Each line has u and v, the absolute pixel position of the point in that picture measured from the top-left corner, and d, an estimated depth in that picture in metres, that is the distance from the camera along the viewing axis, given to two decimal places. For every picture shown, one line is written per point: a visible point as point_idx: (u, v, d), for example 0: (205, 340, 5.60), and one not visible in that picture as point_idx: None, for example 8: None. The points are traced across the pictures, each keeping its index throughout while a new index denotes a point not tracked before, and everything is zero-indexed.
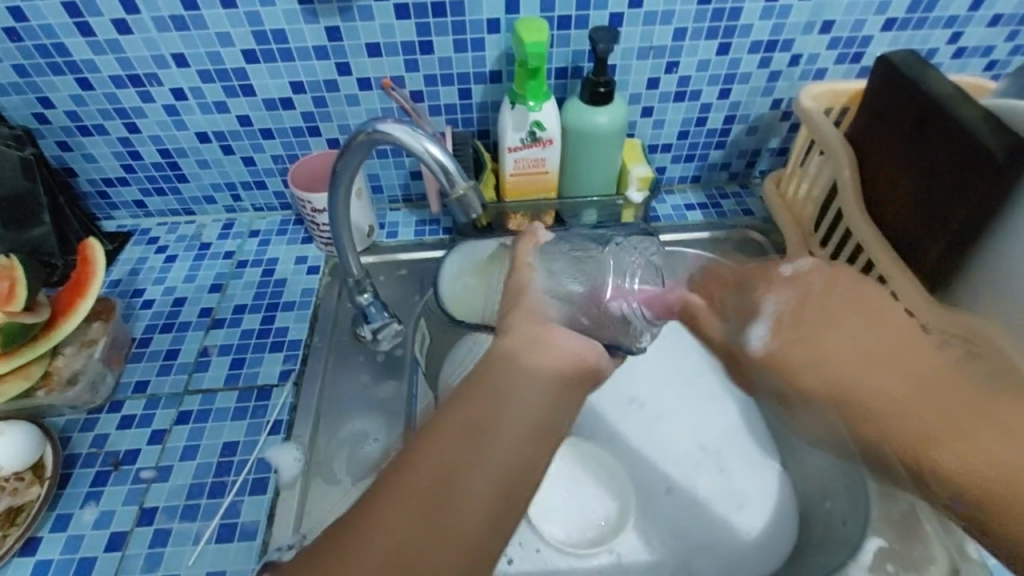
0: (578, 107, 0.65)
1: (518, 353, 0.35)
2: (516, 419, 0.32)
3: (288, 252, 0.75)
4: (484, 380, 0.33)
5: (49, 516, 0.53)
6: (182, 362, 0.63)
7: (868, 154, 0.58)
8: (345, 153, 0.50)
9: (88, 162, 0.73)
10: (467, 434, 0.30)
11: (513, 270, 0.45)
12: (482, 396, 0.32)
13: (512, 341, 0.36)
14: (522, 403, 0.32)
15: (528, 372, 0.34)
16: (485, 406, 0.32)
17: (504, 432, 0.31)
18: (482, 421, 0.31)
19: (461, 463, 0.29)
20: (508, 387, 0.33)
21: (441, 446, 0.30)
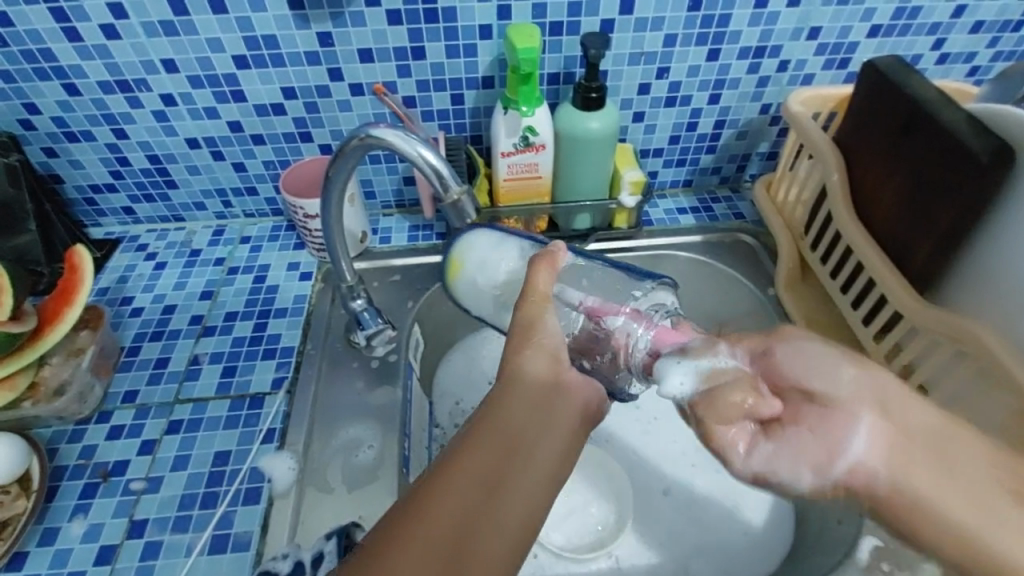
0: (571, 113, 0.65)
1: (538, 389, 0.38)
2: (531, 466, 0.35)
3: (279, 258, 0.74)
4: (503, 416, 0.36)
5: (36, 529, 0.51)
6: (173, 371, 0.63)
7: (856, 158, 0.59)
8: (337, 159, 0.50)
9: (74, 168, 0.72)
10: (487, 479, 0.33)
11: (524, 299, 0.42)
12: (500, 442, 0.35)
13: (528, 372, 0.38)
14: (536, 452, 0.35)
15: (543, 412, 0.37)
16: (503, 454, 0.34)
17: (519, 477, 0.34)
18: (501, 467, 0.34)
19: (481, 504, 0.32)
20: (525, 435, 0.36)
21: (463, 489, 0.33)
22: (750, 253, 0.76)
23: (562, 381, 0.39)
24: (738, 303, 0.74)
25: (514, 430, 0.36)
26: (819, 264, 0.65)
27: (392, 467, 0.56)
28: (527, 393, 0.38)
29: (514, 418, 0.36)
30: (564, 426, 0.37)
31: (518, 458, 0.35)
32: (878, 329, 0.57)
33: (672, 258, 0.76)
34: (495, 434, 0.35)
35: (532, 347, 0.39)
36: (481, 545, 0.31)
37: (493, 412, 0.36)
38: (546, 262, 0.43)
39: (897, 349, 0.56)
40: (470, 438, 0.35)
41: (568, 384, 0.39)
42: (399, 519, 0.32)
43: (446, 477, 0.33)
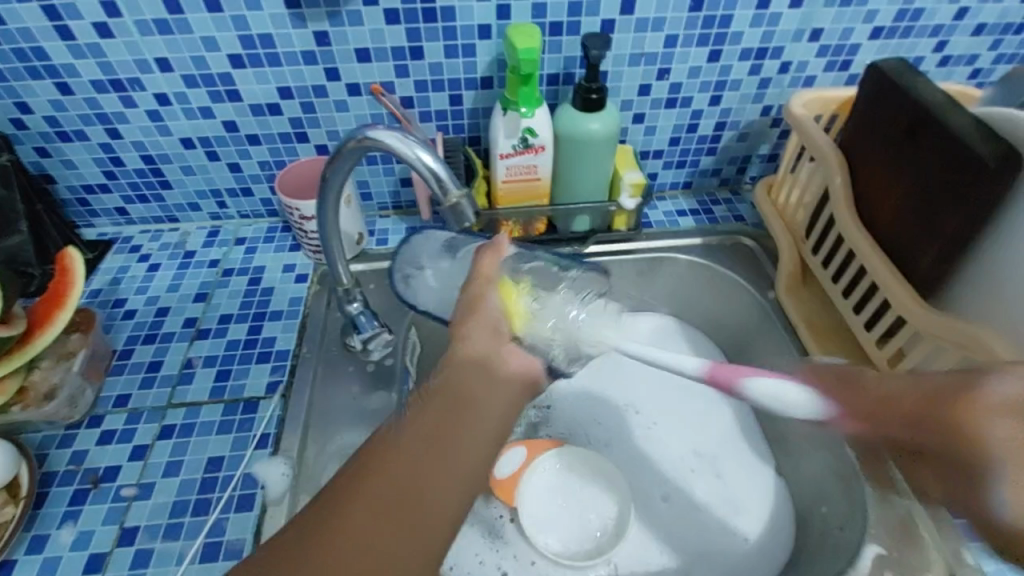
0: (571, 114, 0.64)
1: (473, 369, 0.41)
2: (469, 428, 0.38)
3: (275, 260, 0.73)
4: (446, 389, 0.40)
5: (24, 537, 0.51)
6: (166, 374, 0.62)
7: (859, 161, 0.58)
8: (333, 161, 0.49)
9: (67, 168, 0.71)
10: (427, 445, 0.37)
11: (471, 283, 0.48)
12: (448, 403, 0.39)
13: (465, 347, 0.43)
14: (479, 411, 0.39)
15: (478, 383, 0.41)
16: (449, 413, 0.38)
17: (464, 434, 0.38)
18: (449, 423, 0.38)
19: (427, 463, 0.36)
20: (468, 395, 0.40)
21: (413, 447, 0.36)
22: (751, 256, 0.75)
23: (502, 351, 0.44)
24: (737, 307, 0.74)
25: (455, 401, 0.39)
26: (821, 269, 0.64)
27: None
28: (466, 364, 0.41)
29: (457, 383, 0.40)
30: (504, 389, 0.42)
31: (463, 415, 0.39)
32: (880, 335, 0.57)
33: (673, 261, 0.75)
34: (440, 396, 0.39)
35: (473, 324, 0.45)
36: (428, 501, 0.35)
37: (441, 377, 0.41)
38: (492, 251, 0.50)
39: (900, 356, 0.55)
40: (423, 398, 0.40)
41: (507, 354, 0.44)
42: (349, 485, 0.35)
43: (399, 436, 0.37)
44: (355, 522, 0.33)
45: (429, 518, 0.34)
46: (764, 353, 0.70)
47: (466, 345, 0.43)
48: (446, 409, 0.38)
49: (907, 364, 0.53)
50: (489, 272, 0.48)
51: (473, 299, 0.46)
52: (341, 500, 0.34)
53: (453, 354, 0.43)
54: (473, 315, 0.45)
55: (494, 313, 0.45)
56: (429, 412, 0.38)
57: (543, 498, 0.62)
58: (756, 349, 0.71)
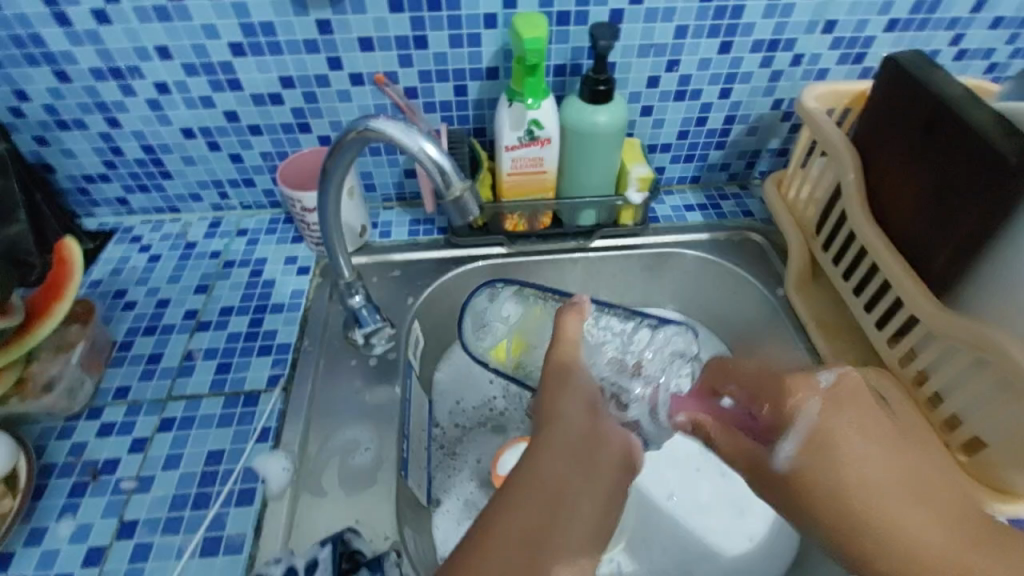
0: (578, 105, 0.63)
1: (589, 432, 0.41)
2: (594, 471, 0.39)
3: (277, 252, 0.73)
4: (566, 439, 0.40)
5: (22, 529, 0.50)
6: (166, 367, 0.61)
7: (873, 155, 0.57)
8: (335, 152, 0.48)
9: (67, 157, 0.70)
10: (546, 493, 0.37)
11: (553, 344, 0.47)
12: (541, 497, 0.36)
13: (565, 409, 0.42)
14: (603, 461, 0.40)
15: (587, 438, 0.41)
16: (547, 501, 0.36)
17: (563, 551, 0.35)
18: (543, 531, 0.35)
19: (546, 508, 0.36)
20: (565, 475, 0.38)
21: (507, 548, 0.34)
22: (759, 251, 0.74)
23: (600, 426, 0.42)
24: (746, 304, 0.73)
25: (579, 446, 0.40)
26: (831, 266, 0.63)
27: (391, 470, 0.55)
28: (567, 438, 0.40)
29: (552, 470, 0.38)
30: (613, 452, 0.41)
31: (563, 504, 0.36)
32: (892, 334, 0.56)
33: (680, 257, 0.74)
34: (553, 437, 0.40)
35: (567, 396, 0.43)
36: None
37: (535, 461, 0.39)
38: (573, 312, 0.47)
39: (912, 355, 0.54)
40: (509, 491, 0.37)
41: (605, 425, 0.42)
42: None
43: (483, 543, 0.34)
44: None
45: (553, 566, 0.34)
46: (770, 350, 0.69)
47: (562, 422, 0.41)
48: (560, 456, 0.39)
49: (919, 365, 0.52)
50: (571, 333, 0.46)
51: (560, 366, 0.45)
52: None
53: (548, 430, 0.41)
54: (570, 378, 0.44)
55: (587, 388, 0.44)
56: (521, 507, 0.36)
57: None
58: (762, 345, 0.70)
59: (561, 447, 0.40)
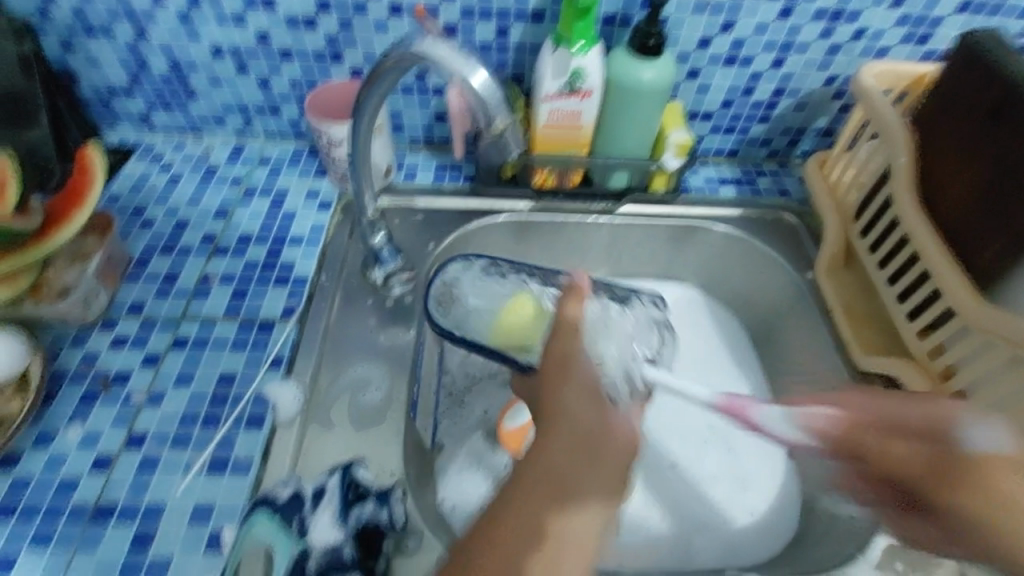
0: (625, 59, 0.60)
1: (590, 441, 0.38)
2: (595, 476, 0.37)
3: (299, 184, 0.71)
4: (560, 441, 0.38)
5: (32, 431, 0.50)
6: (182, 287, 0.60)
7: (932, 140, 0.54)
8: (368, 83, 0.47)
9: (90, 65, 0.68)
10: (540, 504, 0.36)
11: (556, 332, 0.43)
12: (535, 517, 0.35)
13: (565, 415, 0.39)
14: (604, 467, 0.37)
15: (590, 448, 0.38)
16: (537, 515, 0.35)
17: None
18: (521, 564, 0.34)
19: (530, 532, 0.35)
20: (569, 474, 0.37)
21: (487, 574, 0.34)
22: (791, 234, 0.72)
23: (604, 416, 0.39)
24: (771, 285, 0.71)
25: (578, 446, 0.38)
26: (867, 253, 0.61)
27: (400, 409, 0.54)
28: (567, 437, 0.38)
29: (543, 472, 0.36)
30: (613, 460, 0.38)
31: (565, 513, 0.35)
32: (924, 326, 0.54)
33: (709, 231, 0.72)
34: (551, 442, 0.38)
35: (567, 388, 0.40)
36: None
37: (531, 461, 0.37)
38: (574, 293, 0.44)
39: (941, 349, 0.53)
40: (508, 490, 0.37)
41: (611, 424, 0.39)
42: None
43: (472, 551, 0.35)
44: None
45: None
46: (791, 333, 0.68)
47: (564, 420, 0.39)
48: (554, 466, 0.37)
49: (948, 359, 0.51)
50: (572, 319, 0.43)
51: (560, 358, 0.41)
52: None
53: (547, 428, 0.39)
54: (570, 363, 0.41)
55: (590, 374, 0.41)
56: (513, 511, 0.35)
57: None
58: (786, 330, 0.69)
59: (552, 459, 0.37)
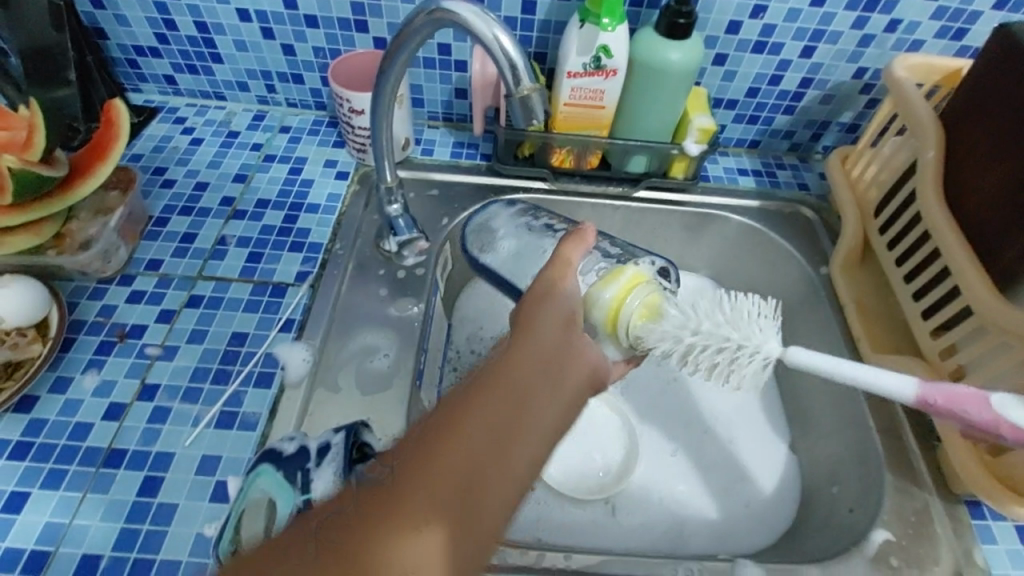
0: (652, 39, 0.59)
1: (557, 363, 0.36)
2: (558, 396, 0.35)
3: (317, 153, 0.71)
4: (532, 353, 0.35)
5: (49, 376, 0.51)
6: (199, 247, 0.61)
7: (960, 135, 0.53)
8: (391, 52, 0.48)
9: (119, 24, 0.69)
10: (512, 411, 0.32)
11: (551, 264, 0.42)
12: (508, 423, 0.32)
13: (539, 331, 0.37)
14: (567, 388, 0.36)
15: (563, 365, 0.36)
16: (505, 421, 0.32)
17: (500, 492, 0.30)
18: (487, 466, 0.30)
19: (501, 435, 0.31)
20: (539, 385, 0.34)
21: (446, 470, 0.29)
22: (808, 228, 0.71)
23: (576, 345, 0.38)
24: (784, 279, 0.70)
25: (546, 362, 0.36)
26: (884, 250, 0.60)
27: (406, 376, 0.55)
28: (542, 350, 0.36)
29: (516, 378, 0.33)
30: (572, 389, 0.36)
31: (532, 418, 0.33)
32: (937, 325, 0.53)
33: (725, 221, 0.71)
34: (524, 354, 0.35)
35: (543, 311, 0.38)
36: (472, 545, 0.29)
37: (503, 366, 0.34)
38: (576, 237, 0.43)
39: (953, 349, 0.52)
40: (473, 387, 0.32)
41: (583, 348, 0.38)
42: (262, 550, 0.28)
43: (433, 442, 0.30)
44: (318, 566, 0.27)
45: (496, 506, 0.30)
46: (802, 329, 0.67)
47: (536, 335, 0.36)
48: (528, 373, 0.34)
49: (960, 358, 0.50)
50: (569, 256, 0.42)
51: (546, 284, 0.40)
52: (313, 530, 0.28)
53: (522, 340, 0.36)
54: (556, 290, 0.40)
55: (569, 301, 0.40)
56: (484, 410, 0.31)
57: None
58: (795, 324, 0.68)
59: (524, 369, 0.34)
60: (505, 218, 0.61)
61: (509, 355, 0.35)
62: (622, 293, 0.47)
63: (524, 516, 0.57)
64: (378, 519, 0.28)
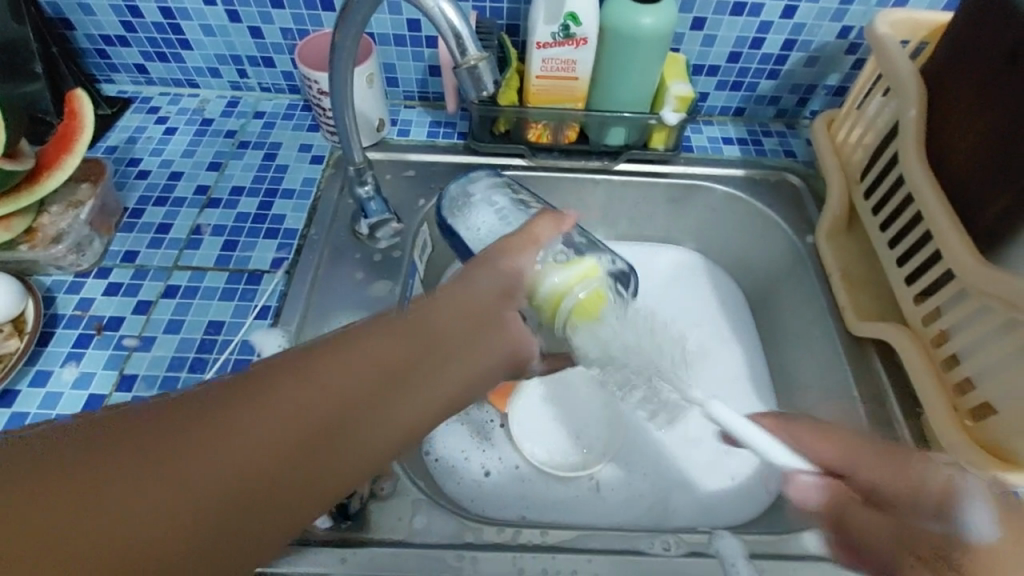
0: (622, 4, 0.57)
1: (446, 343, 0.36)
2: (437, 376, 0.35)
3: (292, 138, 0.71)
4: (425, 328, 0.36)
5: (28, 371, 0.52)
6: (174, 238, 0.61)
7: (942, 92, 0.51)
8: (339, 27, 0.47)
9: (84, 13, 0.68)
10: (379, 375, 0.32)
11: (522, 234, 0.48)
12: (369, 382, 0.31)
13: (442, 307, 0.38)
14: (448, 369, 0.35)
15: (455, 344, 0.37)
16: (366, 381, 0.31)
17: (334, 450, 0.29)
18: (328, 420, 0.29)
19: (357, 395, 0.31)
20: (451, 338, 0.37)
21: (286, 410, 0.28)
22: (794, 196, 0.69)
23: (477, 327, 0.39)
24: (771, 249, 0.69)
25: (434, 339, 0.36)
26: (869, 215, 0.59)
27: None
28: (435, 327, 0.36)
29: (392, 347, 0.34)
30: (454, 372, 0.36)
31: (397, 387, 0.33)
32: (921, 289, 0.52)
33: (708, 191, 0.70)
34: (414, 327, 0.36)
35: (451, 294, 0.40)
36: (282, 490, 0.27)
37: (387, 330, 0.34)
38: (552, 218, 0.50)
39: (936, 314, 0.51)
40: (390, 320, 0.35)
41: (488, 334, 0.39)
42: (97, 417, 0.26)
43: (321, 361, 0.31)
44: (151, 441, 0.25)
45: (324, 464, 0.29)
46: (788, 299, 0.66)
47: (434, 312, 0.37)
48: (409, 344, 0.34)
49: (944, 323, 0.49)
50: (539, 232, 0.48)
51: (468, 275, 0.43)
52: (163, 407, 0.27)
53: (418, 315, 0.37)
54: (492, 262, 0.44)
55: (508, 277, 0.44)
56: (385, 347, 0.33)
57: (535, 408, 0.62)
58: (783, 295, 0.67)
59: (406, 341, 0.34)
60: (483, 183, 0.59)
61: (401, 323, 0.35)
62: (572, 280, 0.47)
63: (507, 495, 0.57)
64: (242, 408, 0.28)
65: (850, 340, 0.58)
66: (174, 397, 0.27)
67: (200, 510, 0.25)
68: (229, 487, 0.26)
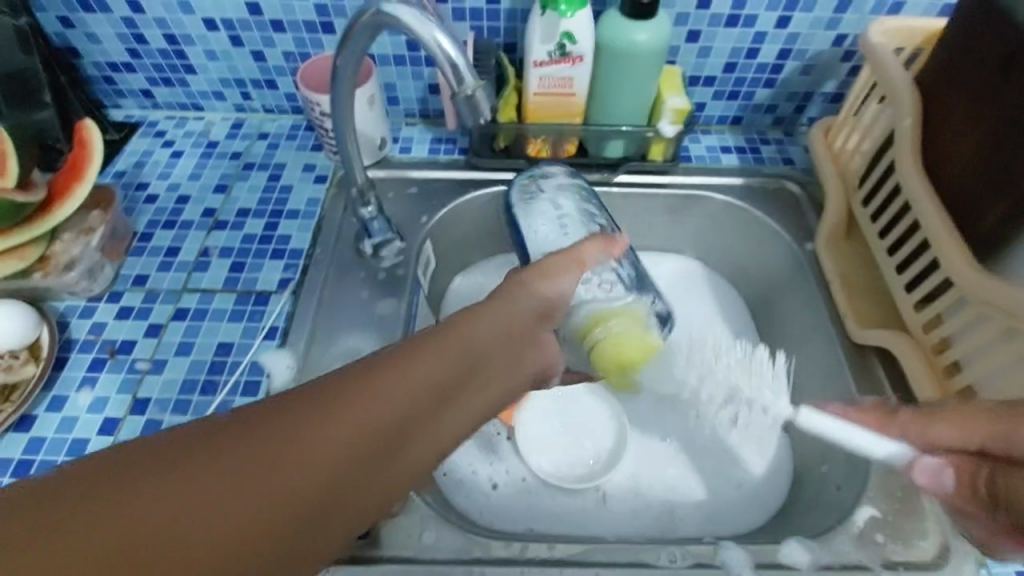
0: (616, 21, 0.58)
1: (490, 359, 0.35)
2: (481, 395, 0.34)
3: (296, 158, 0.72)
4: (470, 344, 0.35)
5: (45, 396, 0.53)
6: (182, 261, 0.62)
7: (937, 101, 0.51)
8: (341, 55, 0.49)
9: (91, 42, 0.69)
10: (428, 397, 0.31)
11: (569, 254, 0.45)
12: (416, 406, 0.31)
13: (485, 321, 0.36)
14: (492, 386, 0.35)
15: (499, 361, 0.35)
16: (413, 406, 0.31)
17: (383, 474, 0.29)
18: (378, 446, 0.29)
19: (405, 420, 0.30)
20: (494, 360, 0.35)
21: (338, 439, 0.28)
22: (794, 204, 0.69)
23: (518, 342, 0.37)
24: (772, 257, 0.69)
25: (480, 355, 0.35)
26: (869, 222, 0.59)
27: None
28: (478, 342, 0.35)
29: (439, 366, 0.32)
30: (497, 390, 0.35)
31: (444, 408, 0.32)
32: (921, 297, 0.52)
33: (707, 201, 0.70)
34: (459, 343, 0.34)
35: (495, 306, 0.38)
36: (336, 516, 0.28)
37: (435, 348, 0.33)
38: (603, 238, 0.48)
39: (936, 321, 0.51)
40: (416, 345, 0.32)
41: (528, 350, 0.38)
42: (108, 454, 0.25)
43: (361, 389, 0.29)
44: (167, 487, 0.24)
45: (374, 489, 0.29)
46: (790, 306, 0.67)
47: (479, 326, 0.36)
48: (456, 363, 0.33)
49: (944, 331, 0.50)
50: (586, 254, 0.46)
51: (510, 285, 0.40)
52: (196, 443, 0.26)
53: (463, 327, 0.35)
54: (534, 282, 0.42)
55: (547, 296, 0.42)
56: (434, 368, 0.32)
57: (541, 421, 0.62)
58: (784, 303, 0.68)
59: (453, 360, 0.33)
60: (553, 182, 0.60)
61: (447, 338, 0.34)
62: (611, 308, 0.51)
63: (515, 508, 0.58)
64: (289, 439, 0.27)
65: (851, 347, 0.58)
66: (216, 422, 0.27)
67: (212, 565, 0.24)
68: (244, 540, 0.25)
